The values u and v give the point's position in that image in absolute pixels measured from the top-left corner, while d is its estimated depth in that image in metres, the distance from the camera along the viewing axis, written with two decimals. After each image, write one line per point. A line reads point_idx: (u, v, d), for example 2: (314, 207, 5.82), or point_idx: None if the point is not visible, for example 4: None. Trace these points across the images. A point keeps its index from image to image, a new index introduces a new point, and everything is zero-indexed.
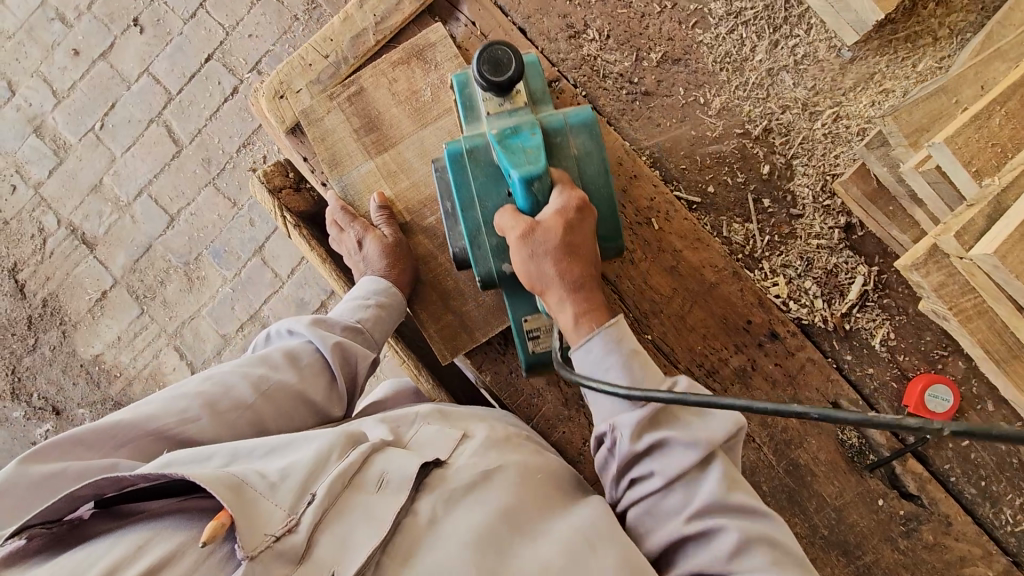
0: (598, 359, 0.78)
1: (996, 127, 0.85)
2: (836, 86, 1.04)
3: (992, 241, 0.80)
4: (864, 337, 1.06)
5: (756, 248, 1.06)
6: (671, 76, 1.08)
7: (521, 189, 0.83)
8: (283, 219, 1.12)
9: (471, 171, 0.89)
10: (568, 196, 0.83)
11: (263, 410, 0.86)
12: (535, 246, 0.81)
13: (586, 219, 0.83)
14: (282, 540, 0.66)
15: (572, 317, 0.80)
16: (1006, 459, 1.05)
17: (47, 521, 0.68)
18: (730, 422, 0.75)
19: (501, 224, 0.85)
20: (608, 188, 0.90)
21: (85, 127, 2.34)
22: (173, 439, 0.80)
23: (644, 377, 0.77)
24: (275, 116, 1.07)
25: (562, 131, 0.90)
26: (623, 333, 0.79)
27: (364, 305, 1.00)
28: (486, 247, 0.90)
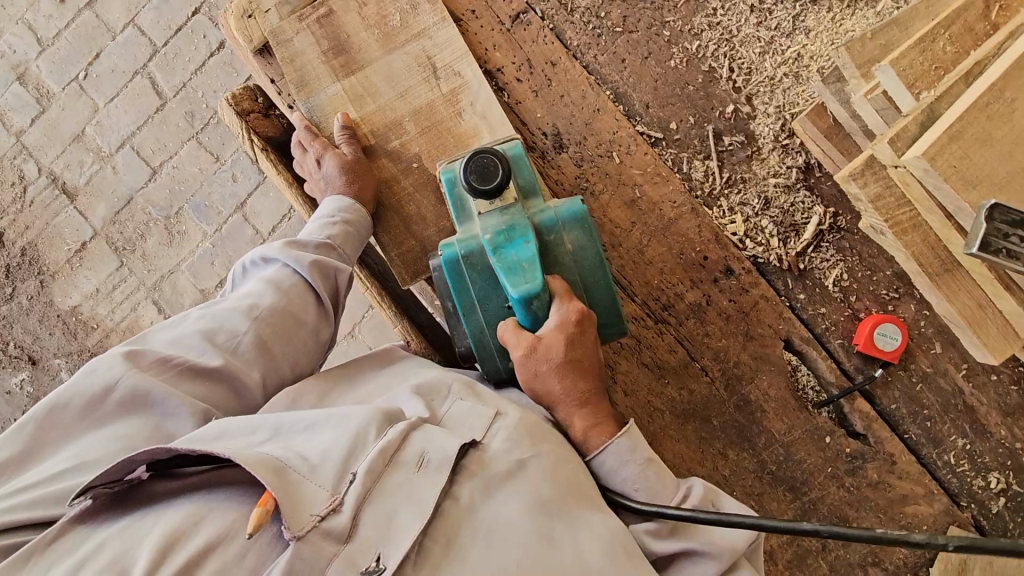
0: (613, 467, 0.84)
1: (940, 51, 0.88)
2: (798, 25, 1.05)
3: (925, 143, 0.80)
4: (818, 277, 1.07)
5: (715, 186, 1.07)
6: (637, 12, 1.09)
7: (521, 307, 0.86)
8: (249, 141, 1.14)
9: (469, 277, 0.90)
10: (567, 309, 0.86)
11: (262, 333, 0.92)
12: (537, 364, 0.86)
13: (586, 329, 0.87)
14: (328, 519, 0.67)
15: (580, 432, 0.86)
16: (951, 401, 1.06)
17: (108, 480, 0.70)
18: (749, 528, 0.81)
19: (503, 336, 0.89)
20: (606, 278, 0.91)
21: (68, 77, 2.32)
22: (181, 368, 0.85)
23: (661, 487, 0.83)
24: (243, 35, 1.07)
25: (554, 228, 0.90)
26: (636, 441, 0.85)
27: (330, 222, 1.00)
28: (490, 345, 0.93)
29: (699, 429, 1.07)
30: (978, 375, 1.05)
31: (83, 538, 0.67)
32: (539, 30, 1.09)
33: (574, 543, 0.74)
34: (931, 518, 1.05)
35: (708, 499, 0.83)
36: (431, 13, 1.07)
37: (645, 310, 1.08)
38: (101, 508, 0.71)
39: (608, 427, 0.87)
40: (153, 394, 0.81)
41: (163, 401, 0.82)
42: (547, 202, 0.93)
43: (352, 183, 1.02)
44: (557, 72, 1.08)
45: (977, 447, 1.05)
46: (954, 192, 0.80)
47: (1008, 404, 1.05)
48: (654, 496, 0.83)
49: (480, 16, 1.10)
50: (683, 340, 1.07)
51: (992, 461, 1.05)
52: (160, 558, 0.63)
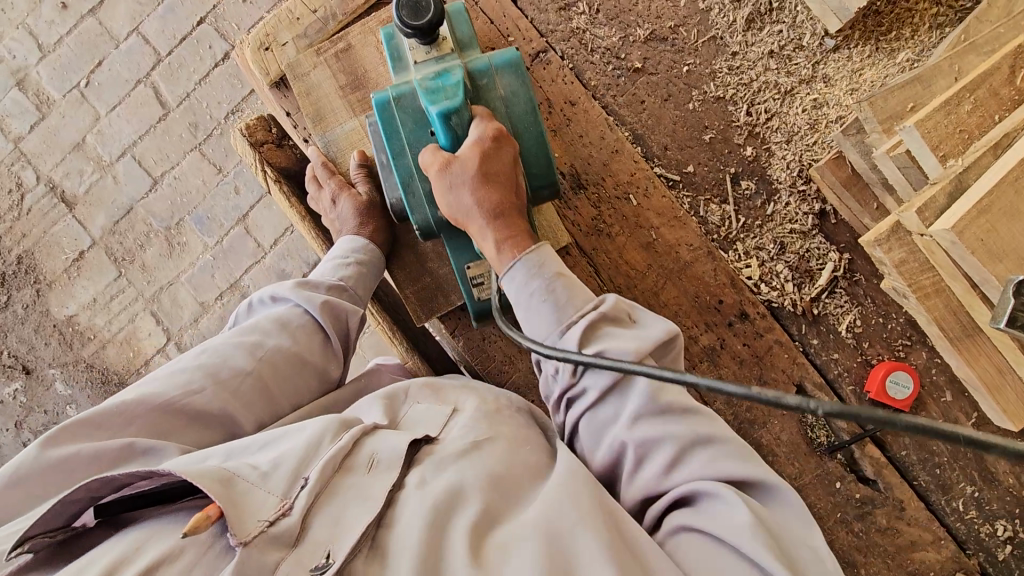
0: (522, 284, 0.81)
1: (964, 114, 0.89)
2: (818, 73, 1.05)
3: (953, 216, 0.81)
4: (831, 323, 1.07)
5: (731, 230, 1.08)
6: (658, 54, 1.09)
7: (440, 124, 0.83)
8: (263, 173, 1.12)
9: (396, 115, 0.86)
10: (485, 128, 0.83)
11: (264, 374, 0.87)
12: (453, 179, 0.83)
13: (504, 149, 0.83)
14: (276, 524, 0.64)
15: (494, 247, 0.84)
16: (961, 448, 1.06)
17: (49, 530, 0.66)
18: (663, 332, 0.77)
19: (425, 164, 0.85)
20: (538, 126, 0.89)
21: (70, 84, 2.29)
22: (178, 411, 0.80)
23: (567, 297, 0.79)
24: (260, 68, 1.07)
25: (488, 73, 0.88)
26: (544, 258, 0.82)
27: (344, 263, 0.99)
28: (420, 195, 0.90)
29: None
30: (989, 424, 1.06)
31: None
32: (558, 69, 1.09)
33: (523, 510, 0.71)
34: (938, 564, 1.05)
35: (619, 310, 0.79)
36: None
37: None
38: (41, 561, 0.67)
39: (522, 243, 0.83)
40: (138, 444, 0.75)
41: (152, 451, 0.75)
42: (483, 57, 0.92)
43: (368, 224, 1.03)
44: (576, 111, 1.08)
45: (985, 495, 1.06)
46: (980, 264, 0.80)
47: None
48: (563, 307, 0.78)
49: (500, 54, 1.09)
50: (696, 383, 1.07)
51: (1000, 509, 1.06)
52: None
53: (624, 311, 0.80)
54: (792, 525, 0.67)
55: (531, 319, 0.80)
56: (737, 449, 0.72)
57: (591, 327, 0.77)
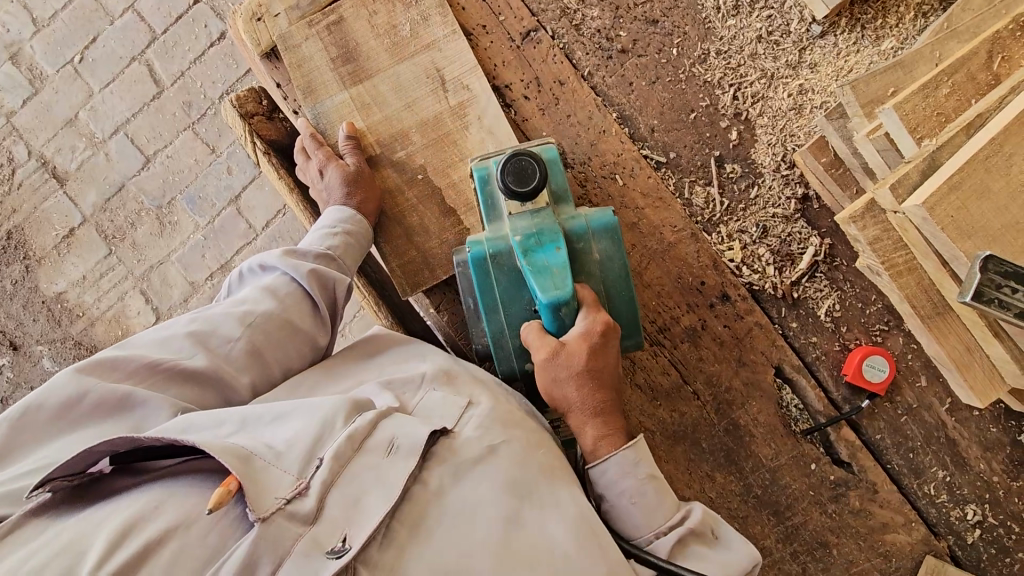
0: (613, 481, 0.84)
1: (942, 97, 0.90)
2: (803, 59, 1.06)
3: (925, 191, 0.83)
4: (811, 306, 1.09)
5: (715, 213, 1.09)
6: (647, 37, 1.10)
7: (548, 312, 0.86)
8: (252, 144, 1.12)
9: (495, 276, 0.90)
10: (593, 317, 0.86)
11: (255, 340, 0.87)
12: (557, 368, 0.85)
13: (609, 339, 0.86)
14: (293, 502, 0.67)
15: (588, 439, 0.85)
16: (934, 433, 1.08)
17: (68, 473, 0.68)
18: (744, 558, 0.82)
19: (526, 338, 0.89)
20: (630, 290, 0.93)
21: (63, 60, 2.28)
22: (169, 371, 0.80)
23: (657, 505, 0.83)
24: (251, 38, 1.07)
25: (584, 236, 0.91)
26: (641, 455, 0.85)
27: (331, 233, 0.98)
28: (509, 348, 0.94)
29: (689, 451, 1.08)
30: (961, 409, 1.08)
31: (39, 529, 0.65)
32: (548, 48, 1.10)
33: (540, 518, 0.76)
34: (908, 546, 1.07)
35: (704, 524, 0.84)
36: (441, 25, 1.07)
37: (640, 332, 1.09)
38: (59, 502, 0.68)
39: (617, 439, 0.86)
40: (134, 396, 0.77)
41: (151, 406, 0.77)
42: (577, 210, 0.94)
43: (358, 194, 1.02)
44: (565, 91, 1.09)
45: (956, 479, 1.08)
46: (950, 240, 0.82)
47: (988, 439, 1.08)
48: (652, 514, 0.83)
49: (491, 31, 1.10)
50: (677, 363, 1.09)
51: (971, 494, 1.08)
52: (114, 545, 0.61)
53: (708, 526, 0.84)
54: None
55: (624, 518, 0.84)
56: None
57: (680, 542, 0.82)
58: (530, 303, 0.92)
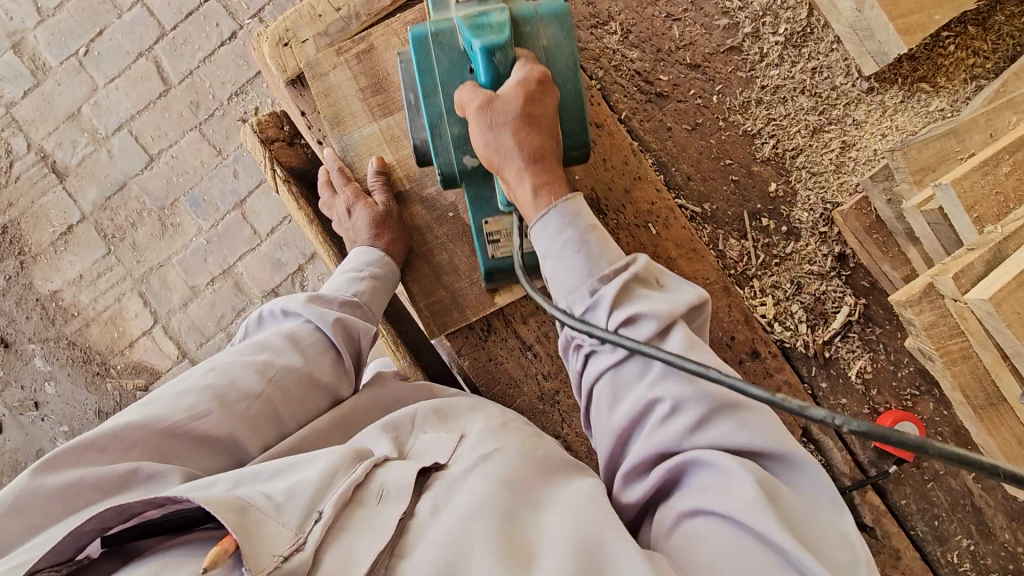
0: (555, 232, 0.75)
1: (1002, 175, 0.88)
2: (849, 114, 1.03)
3: (992, 286, 0.81)
4: (842, 367, 1.06)
5: (750, 267, 1.06)
6: (687, 82, 1.06)
7: (481, 60, 0.76)
8: (273, 172, 1.08)
9: (433, 53, 0.81)
10: (530, 69, 0.77)
11: (274, 397, 0.84)
12: (495, 116, 0.75)
13: (549, 93, 0.77)
14: (291, 559, 0.61)
15: (531, 192, 0.77)
16: (960, 500, 1.06)
17: (56, 562, 0.63)
18: (693, 295, 0.73)
19: (461, 102, 0.78)
20: (578, 83, 0.82)
21: (68, 51, 2.21)
22: (184, 436, 0.76)
23: (598, 249, 0.74)
24: (277, 63, 1.03)
25: (533, 20, 0.82)
26: (580, 208, 0.77)
27: (358, 277, 0.96)
28: (448, 138, 0.83)
29: None
30: (989, 478, 1.06)
31: None
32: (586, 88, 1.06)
33: (538, 517, 0.67)
34: None
35: (650, 272, 0.75)
36: None
37: None
38: None
39: (557, 189, 0.77)
40: (142, 470, 0.71)
41: (158, 479, 0.71)
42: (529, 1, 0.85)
43: (384, 234, 0.98)
44: (601, 134, 1.05)
45: (980, 548, 1.06)
46: (1014, 337, 0.80)
47: (1014, 509, 1.06)
48: (596, 260, 0.74)
49: None
50: None
51: (993, 563, 1.05)
52: None
53: (653, 274, 0.75)
54: (819, 512, 0.60)
55: (562, 272, 0.74)
56: (765, 417, 0.65)
57: (623, 288, 0.72)
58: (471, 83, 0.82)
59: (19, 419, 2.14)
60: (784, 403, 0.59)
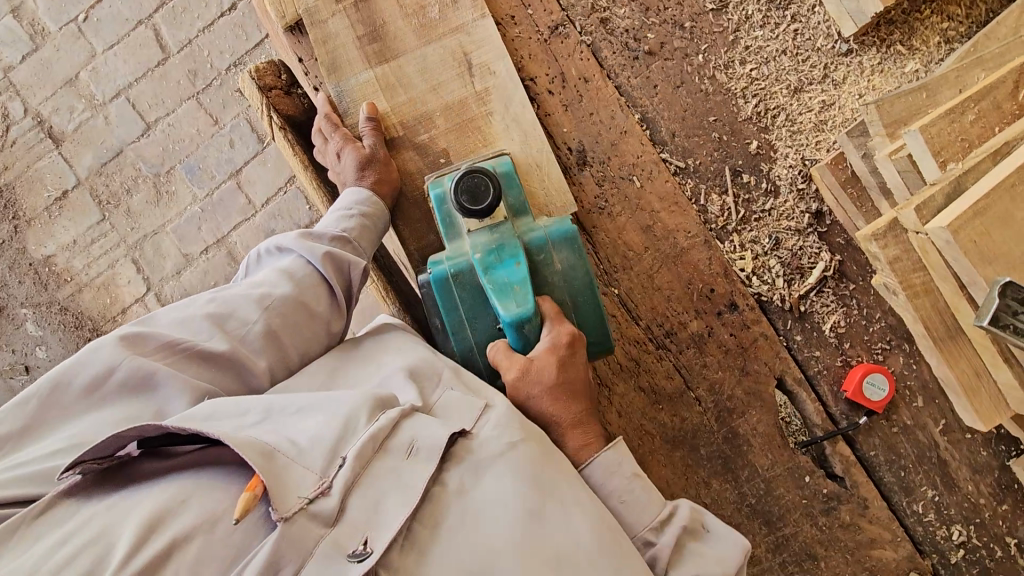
0: (600, 482, 0.87)
1: (967, 123, 0.93)
2: (829, 75, 1.07)
3: (949, 215, 0.85)
4: (817, 321, 1.10)
5: (730, 221, 1.09)
6: (674, 41, 1.09)
7: (512, 329, 0.89)
8: (269, 118, 1.11)
9: (459, 296, 0.93)
10: (556, 331, 0.89)
11: (272, 323, 0.88)
12: (530, 386, 0.88)
13: (576, 350, 0.90)
14: (316, 502, 0.67)
15: (572, 448, 0.89)
16: (927, 453, 1.10)
17: (98, 456, 0.69)
18: (736, 548, 0.83)
19: (495, 358, 0.91)
20: (593, 297, 0.95)
21: (67, 18, 2.23)
22: (187, 353, 0.82)
23: (644, 501, 0.86)
24: (276, 10, 1.05)
25: (544, 247, 0.94)
26: (622, 456, 0.88)
27: (347, 215, 0.98)
28: (481, 364, 0.97)
29: (687, 456, 1.09)
30: (955, 431, 1.10)
31: (70, 513, 0.67)
32: (576, 44, 1.09)
33: (561, 522, 0.74)
34: (894, 563, 1.08)
35: (695, 521, 0.85)
36: (471, 8, 1.06)
37: (647, 335, 1.09)
38: (90, 483, 0.70)
39: (597, 442, 0.89)
40: (156, 377, 0.78)
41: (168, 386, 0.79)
42: (536, 221, 0.97)
43: (371, 175, 1.01)
44: (589, 89, 1.09)
45: (945, 500, 1.09)
46: (971, 265, 0.85)
47: (977, 463, 1.09)
48: (642, 512, 0.85)
49: (519, 23, 1.09)
50: (681, 368, 1.09)
51: (957, 514, 1.09)
52: (142, 540, 0.62)
53: (698, 521, 0.86)
54: None
55: (628, 514, 0.86)
56: None
57: (674, 542, 0.83)
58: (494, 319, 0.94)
59: (9, 382, 2.15)
60: None
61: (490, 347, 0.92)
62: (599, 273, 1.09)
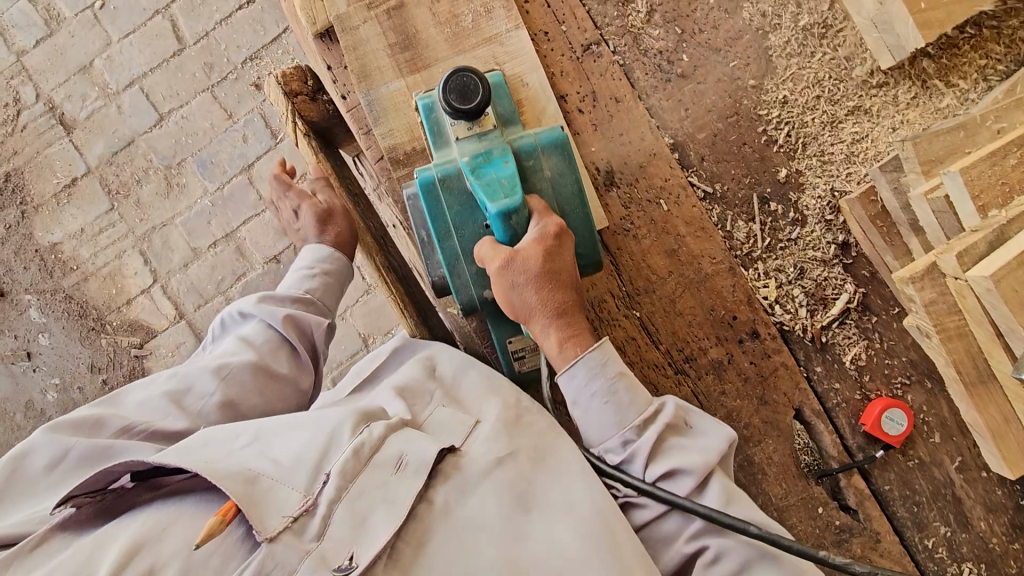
0: (584, 384, 0.85)
1: (1009, 167, 0.93)
2: (863, 106, 1.06)
3: (991, 265, 0.87)
4: (838, 353, 1.09)
5: (756, 249, 1.08)
6: (707, 65, 1.08)
7: (498, 223, 0.84)
8: (293, 125, 1.14)
9: (444, 200, 0.89)
10: (545, 223, 0.85)
11: (230, 392, 0.96)
12: (514, 277, 0.83)
13: (564, 245, 0.85)
14: (299, 521, 0.72)
15: (556, 345, 0.85)
16: (941, 488, 1.09)
17: (89, 491, 0.76)
18: (722, 441, 0.86)
19: (481, 256, 0.86)
20: (584, 208, 0.91)
21: (83, 4, 2.21)
22: (151, 426, 0.90)
23: (630, 401, 0.86)
24: (307, 15, 1.04)
25: (533, 153, 0.91)
26: (608, 355, 0.86)
27: (309, 273, 1.10)
28: (466, 276, 0.92)
29: None
30: (971, 469, 1.09)
31: (64, 544, 0.73)
32: (609, 63, 1.08)
33: (547, 532, 0.78)
34: None
35: (678, 417, 0.88)
36: (506, 20, 1.05)
37: (666, 359, 1.08)
38: (84, 518, 0.76)
39: (585, 340, 0.86)
40: (115, 447, 0.84)
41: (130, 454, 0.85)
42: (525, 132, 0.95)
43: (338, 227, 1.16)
44: (619, 109, 1.08)
45: (957, 537, 1.09)
46: (1011, 315, 0.87)
47: (992, 501, 1.09)
48: (625, 411, 0.86)
49: (552, 39, 1.07)
50: (699, 394, 1.08)
51: (970, 552, 1.09)
52: (123, 566, 0.67)
53: (681, 417, 0.88)
54: None
55: (613, 413, 0.86)
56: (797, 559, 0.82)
57: (657, 439, 0.85)
58: (482, 225, 0.90)
59: (11, 368, 2.13)
60: (828, 560, 0.79)
61: (477, 246, 0.87)
62: (622, 296, 1.08)
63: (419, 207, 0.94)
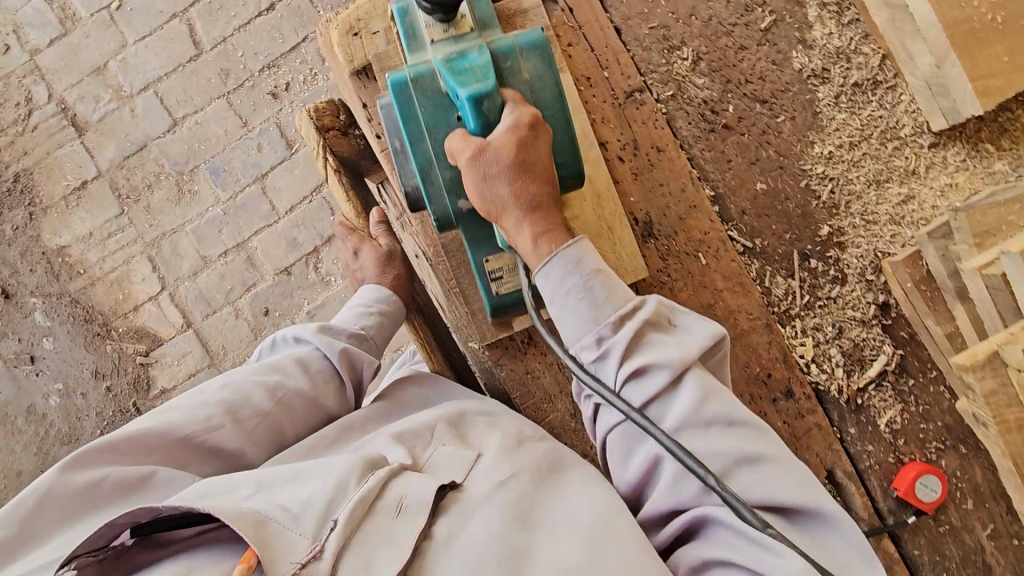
0: (559, 280, 0.78)
1: None
2: (911, 167, 1.04)
3: None
4: (872, 415, 1.07)
5: (794, 305, 1.06)
6: (754, 117, 1.06)
7: (470, 109, 0.77)
8: (324, 160, 1.13)
9: (417, 103, 0.82)
10: (519, 113, 0.78)
11: (280, 416, 0.93)
12: (487, 168, 0.76)
13: (540, 137, 0.78)
14: (307, 567, 0.68)
15: (530, 241, 0.79)
16: (972, 556, 1.06)
17: (93, 548, 0.70)
18: (708, 336, 0.78)
19: (452, 151, 0.79)
20: (564, 113, 0.83)
21: (100, 4, 2.16)
22: (199, 445, 0.86)
23: (606, 296, 0.78)
24: (345, 52, 1.01)
25: (511, 55, 0.83)
26: (583, 250, 0.79)
27: (367, 312, 1.09)
28: (440, 185, 0.84)
29: None
30: (1002, 536, 1.06)
31: None
32: (651, 111, 1.05)
33: (551, 547, 0.73)
34: None
35: (661, 314, 0.79)
36: None
37: None
38: None
39: (561, 235, 0.80)
40: (156, 475, 0.81)
41: (171, 483, 0.82)
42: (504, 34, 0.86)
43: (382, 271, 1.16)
44: (660, 158, 1.05)
45: None
46: None
47: None
48: (602, 307, 0.78)
49: (595, 85, 1.05)
50: None
51: None
52: None
53: (665, 316, 0.80)
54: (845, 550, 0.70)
55: (587, 307, 0.78)
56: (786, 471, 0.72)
57: (635, 334, 0.77)
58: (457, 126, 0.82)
59: (14, 372, 2.10)
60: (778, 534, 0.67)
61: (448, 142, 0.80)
62: None
63: (392, 114, 0.87)
